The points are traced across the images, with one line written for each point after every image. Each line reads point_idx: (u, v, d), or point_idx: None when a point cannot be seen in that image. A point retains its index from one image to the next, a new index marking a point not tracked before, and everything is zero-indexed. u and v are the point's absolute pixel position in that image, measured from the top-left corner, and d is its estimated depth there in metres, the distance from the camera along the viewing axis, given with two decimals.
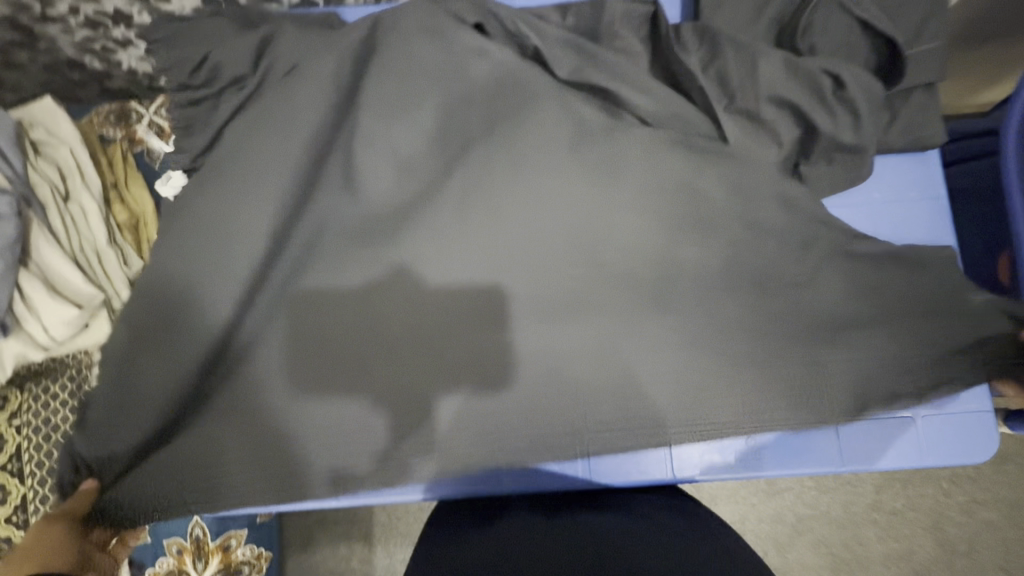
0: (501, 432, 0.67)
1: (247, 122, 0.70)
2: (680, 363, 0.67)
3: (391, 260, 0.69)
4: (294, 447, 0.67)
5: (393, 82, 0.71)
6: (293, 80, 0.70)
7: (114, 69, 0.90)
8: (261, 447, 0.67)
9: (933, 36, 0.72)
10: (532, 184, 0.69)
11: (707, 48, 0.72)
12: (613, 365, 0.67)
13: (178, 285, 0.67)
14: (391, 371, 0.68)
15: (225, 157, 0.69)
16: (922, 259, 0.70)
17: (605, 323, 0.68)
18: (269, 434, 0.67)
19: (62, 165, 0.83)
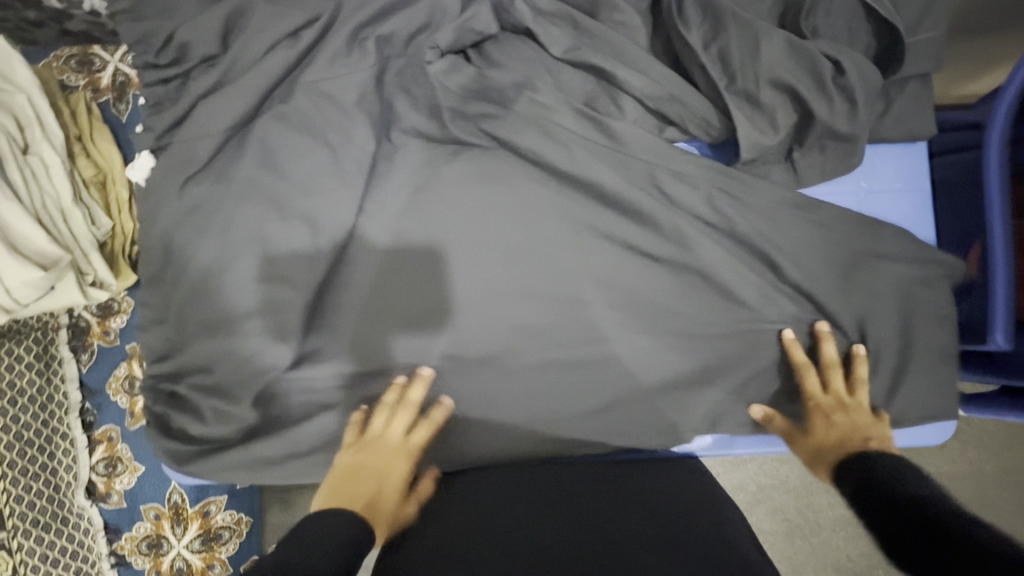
0: (474, 381, 0.72)
1: (231, 80, 0.67)
2: (647, 320, 0.73)
3: (374, 218, 0.71)
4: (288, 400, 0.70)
5: (387, 45, 0.68)
6: (278, 35, 0.66)
7: (72, 9, 0.81)
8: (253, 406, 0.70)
9: (932, 25, 0.71)
10: (500, 146, 0.72)
11: (708, 25, 0.71)
12: (579, 317, 0.73)
13: (178, 246, 0.68)
14: (375, 321, 0.71)
15: (212, 118, 0.67)
16: (885, 244, 0.74)
17: (578, 306, 0.73)
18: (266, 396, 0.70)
19: (18, 114, 0.76)
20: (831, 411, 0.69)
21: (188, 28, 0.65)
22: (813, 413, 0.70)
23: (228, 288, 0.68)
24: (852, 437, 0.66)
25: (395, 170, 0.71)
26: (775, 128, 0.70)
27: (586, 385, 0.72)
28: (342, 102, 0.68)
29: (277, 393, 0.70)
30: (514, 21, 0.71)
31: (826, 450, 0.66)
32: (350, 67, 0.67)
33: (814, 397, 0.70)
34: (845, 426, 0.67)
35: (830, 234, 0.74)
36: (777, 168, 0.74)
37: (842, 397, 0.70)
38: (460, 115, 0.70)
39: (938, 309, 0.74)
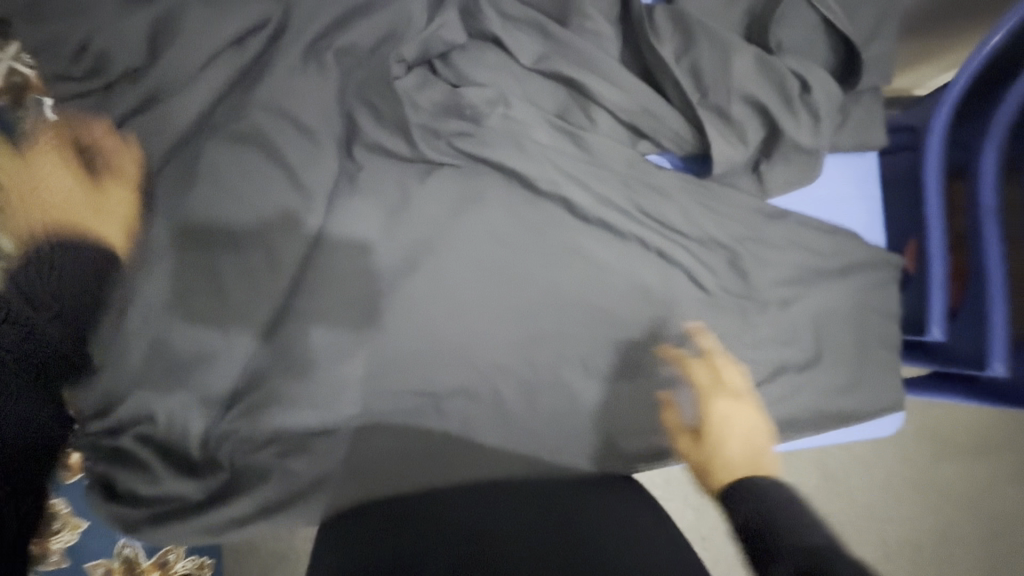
0: (450, 409, 0.70)
1: (171, 96, 0.60)
2: (625, 335, 0.73)
3: (337, 244, 0.66)
4: (251, 448, 0.65)
5: (348, 54, 0.64)
6: (222, 41, 0.60)
7: None
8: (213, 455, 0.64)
9: (885, 38, 0.74)
10: (467, 165, 0.69)
11: (680, 37, 0.70)
12: (553, 335, 0.72)
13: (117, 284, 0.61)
14: (345, 353, 0.67)
15: (150, 137, 0.60)
16: (845, 251, 0.78)
17: (551, 330, 0.72)
18: (227, 444, 0.64)
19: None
20: (725, 411, 0.63)
21: (112, 38, 0.58)
22: (708, 411, 0.64)
23: (183, 326, 0.63)
24: (746, 446, 0.60)
25: (358, 191, 0.67)
26: (743, 141, 0.71)
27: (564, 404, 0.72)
28: (291, 115, 0.62)
29: (242, 442, 0.65)
30: (481, 27, 0.67)
31: (708, 463, 0.61)
32: (304, 77, 0.62)
33: (707, 394, 0.65)
34: (738, 434, 0.61)
35: (790, 241, 0.77)
36: (744, 179, 0.75)
37: (741, 400, 0.65)
38: (428, 130, 0.66)
39: (886, 310, 0.79)
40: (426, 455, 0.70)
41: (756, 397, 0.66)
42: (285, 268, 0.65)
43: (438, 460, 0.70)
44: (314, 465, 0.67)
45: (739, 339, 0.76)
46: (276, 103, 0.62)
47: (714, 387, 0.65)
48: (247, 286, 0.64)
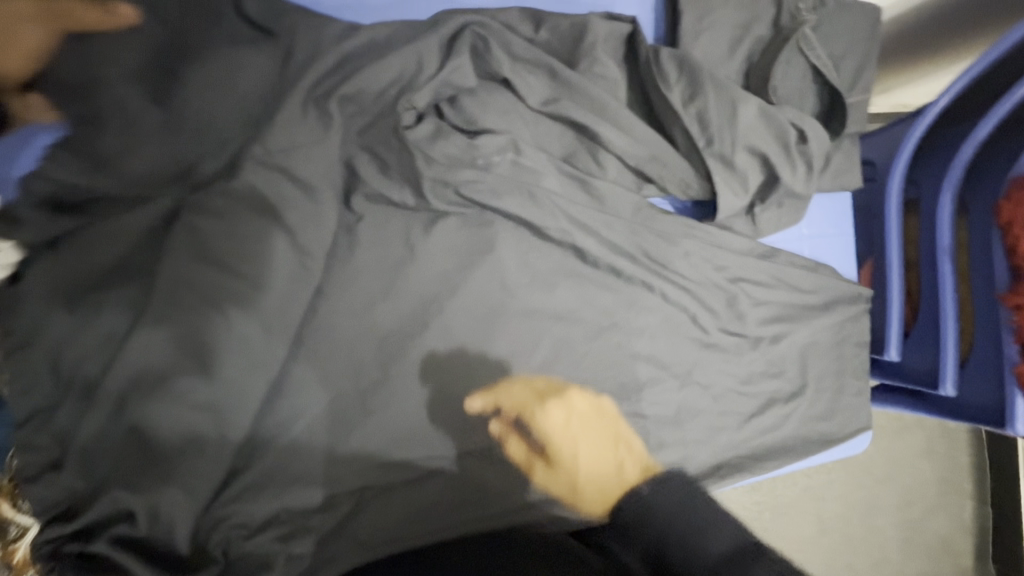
0: (466, 472, 0.66)
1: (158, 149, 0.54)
2: (635, 380, 0.73)
3: (341, 301, 0.62)
4: (249, 536, 0.58)
5: (348, 98, 0.58)
6: (215, 91, 0.54)
7: None
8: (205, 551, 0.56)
9: (865, 88, 0.78)
10: (473, 213, 0.66)
11: (686, 82, 0.69)
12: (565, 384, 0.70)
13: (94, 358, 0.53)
14: (351, 419, 0.62)
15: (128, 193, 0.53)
16: (825, 286, 0.83)
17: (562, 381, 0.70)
18: (219, 538, 0.57)
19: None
20: (554, 432, 0.59)
21: (97, 84, 0.52)
22: (546, 435, 0.59)
23: (160, 411, 0.54)
24: (600, 465, 0.57)
25: (365, 246, 0.63)
26: (743, 188, 0.72)
27: None
28: (291, 168, 0.56)
29: (236, 534, 0.58)
30: (489, 68, 0.63)
31: (569, 484, 0.59)
32: (303, 127, 0.56)
33: (529, 414, 0.61)
34: (588, 461, 0.57)
35: (780, 279, 0.80)
36: (741, 220, 0.76)
37: (571, 430, 0.59)
38: (434, 180, 0.61)
39: (858, 339, 0.85)
40: (444, 521, 0.64)
41: (603, 399, 0.63)
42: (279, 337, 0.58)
43: (455, 522, 0.65)
44: (315, 551, 0.61)
45: (733, 374, 0.79)
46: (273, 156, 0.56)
47: (539, 403, 0.61)
48: (236, 357, 0.55)
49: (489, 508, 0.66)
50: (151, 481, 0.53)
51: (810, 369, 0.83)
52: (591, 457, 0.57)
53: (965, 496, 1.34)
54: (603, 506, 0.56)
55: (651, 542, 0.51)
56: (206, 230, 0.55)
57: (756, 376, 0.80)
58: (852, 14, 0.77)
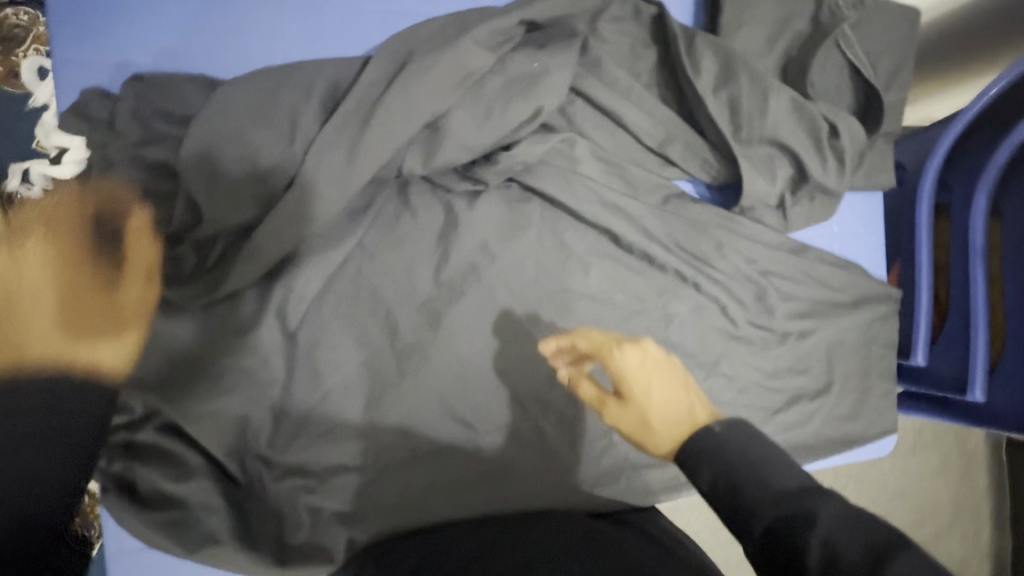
0: (490, 448, 0.67)
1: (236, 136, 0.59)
2: None
3: (376, 268, 0.64)
4: (281, 491, 0.60)
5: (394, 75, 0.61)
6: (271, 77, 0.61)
7: None
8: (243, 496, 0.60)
9: (901, 88, 0.78)
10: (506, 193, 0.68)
11: (721, 72, 0.70)
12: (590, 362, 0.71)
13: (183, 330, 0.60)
14: (383, 388, 0.63)
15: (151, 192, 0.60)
16: (853, 284, 0.82)
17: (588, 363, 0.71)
18: (257, 487, 0.60)
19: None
20: (630, 371, 0.55)
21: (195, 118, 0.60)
22: (619, 372, 0.55)
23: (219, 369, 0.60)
24: (670, 402, 0.52)
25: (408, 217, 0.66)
26: (774, 181, 0.73)
27: (603, 436, 0.71)
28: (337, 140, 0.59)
29: (269, 487, 0.60)
30: (530, 49, 0.65)
31: (638, 425, 0.53)
32: (355, 101, 0.60)
33: (605, 351, 0.57)
34: (658, 397, 0.53)
35: (810, 275, 0.80)
36: (770, 212, 0.77)
37: (643, 374, 0.54)
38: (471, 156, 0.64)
39: (885, 342, 0.85)
40: (464, 495, 0.65)
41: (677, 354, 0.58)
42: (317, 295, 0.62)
43: (474, 498, 0.66)
44: (342, 517, 0.62)
45: (759, 369, 0.79)
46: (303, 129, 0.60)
47: (617, 341, 0.57)
48: (287, 314, 0.61)
49: (509, 486, 0.67)
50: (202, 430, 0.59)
51: (834, 367, 0.82)
52: (661, 395, 0.53)
53: (985, 514, 1.31)
54: (673, 442, 0.50)
55: (715, 466, 0.47)
56: (266, 204, 0.60)
57: (782, 372, 0.80)
58: (891, 13, 0.77)
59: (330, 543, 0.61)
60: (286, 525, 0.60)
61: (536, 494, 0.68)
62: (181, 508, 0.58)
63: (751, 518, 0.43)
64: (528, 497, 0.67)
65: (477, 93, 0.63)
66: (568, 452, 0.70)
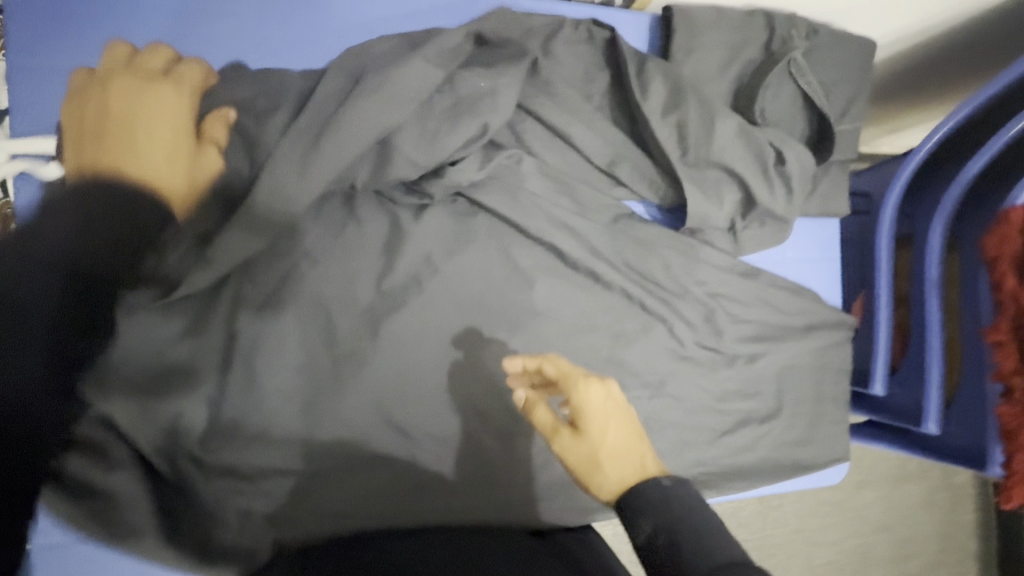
0: (426, 458, 0.67)
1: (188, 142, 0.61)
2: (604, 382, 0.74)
3: (318, 275, 0.65)
4: (210, 492, 0.61)
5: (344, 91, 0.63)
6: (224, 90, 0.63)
7: None
8: (171, 495, 0.61)
9: (855, 117, 0.79)
10: (453, 208, 0.70)
11: (671, 96, 0.71)
12: None
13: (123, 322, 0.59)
14: (320, 394, 0.64)
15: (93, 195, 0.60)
16: (805, 309, 0.83)
17: None
18: (186, 488, 0.60)
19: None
20: (591, 414, 0.51)
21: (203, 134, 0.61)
22: (579, 406, 0.51)
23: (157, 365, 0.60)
24: (626, 449, 0.51)
25: (354, 227, 0.66)
26: (722, 204, 0.74)
27: (541, 452, 0.71)
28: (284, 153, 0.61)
29: (199, 488, 0.60)
30: (478, 69, 0.67)
31: (585, 468, 0.51)
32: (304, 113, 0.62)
33: (570, 382, 0.53)
34: (616, 443, 0.51)
35: (761, 299, 0.80)
36: (720, 236, 0.78)
37: (602, 419, 0.51)
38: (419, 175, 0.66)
39: (837, 368, 0.85)
40: (397, 504, 0.66)
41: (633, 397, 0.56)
42: (260, 298, 0.63)
43: (407, 508, 0.66)
44: (273, 520, 0.62)
45: (708, 390, 0.79)
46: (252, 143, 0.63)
47: (584, 375, 0.53)
48: (227, 317, 0.62)
49: (443, 497, 0.67)
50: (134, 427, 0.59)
51: (785, 393, 0.82)
52: (620, 440, 0.51)
53: (956, 549, 1.29)
54: (619, 489, 0.49)
55: (658, 521, 0.47)
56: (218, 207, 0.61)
57: (730, 395, 0.80)
58: (846, 44, 0.78)
59: (257, 544, 0.62)
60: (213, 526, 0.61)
61: (471, 506, 0.68)
62: (111, 499, 0.59)
63: (686, 573, 0.45)
64: (462, 508, 0.68)
65: (425, 108, 0.65)
66: (505, 466, 0.70)
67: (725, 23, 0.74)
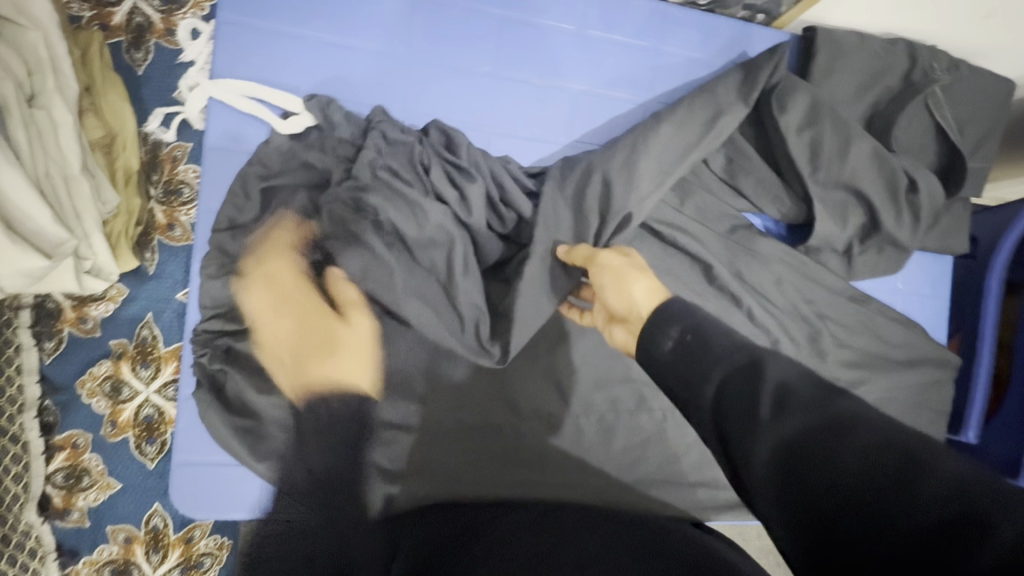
0: (528, 435, 0.69)
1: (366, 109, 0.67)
2: None
3: None
4: (332, 437, 0.64)
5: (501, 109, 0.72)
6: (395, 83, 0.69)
7: None
8: (292, 438, 0.63)
9: (986, 155, 0.78)
10: None
11: (810, 115, 0.72)
12: (638, 370, 0.73)
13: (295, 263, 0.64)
14: (440, 360, 0.67)
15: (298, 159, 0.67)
16: (912, 342, 0.81)
17: (635, 371, 0.73)
18: (308, 430, 0.63)
19: (28, 56, 0.59)
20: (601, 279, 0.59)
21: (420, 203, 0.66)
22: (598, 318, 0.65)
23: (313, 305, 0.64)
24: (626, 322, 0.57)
25: (490, 212, 0.68)
26: (844, 227, 0.74)
27: (637, 445, 0.72)
28: (431, 160, 0.66)
29: (324, 429, 0.63)
30: None
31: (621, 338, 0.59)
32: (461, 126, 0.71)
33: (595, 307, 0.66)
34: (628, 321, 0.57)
35: (868, 326, 0.80)
36: (836, 258, 0.78)
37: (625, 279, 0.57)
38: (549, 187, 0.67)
39: (937, 408, 0.83)
40: (496, 476, 0.67)
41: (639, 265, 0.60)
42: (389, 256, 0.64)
43: (505, 481, 0.68)
44: (385, 473, 0.65)
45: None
46: (402, 142, 0.67)
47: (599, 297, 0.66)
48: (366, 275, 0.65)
49: (539, 475, 0.69)
50: (278, 364, 0.63)
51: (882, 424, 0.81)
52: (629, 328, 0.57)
53: None
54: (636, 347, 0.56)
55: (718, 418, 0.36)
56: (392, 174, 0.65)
57: None
58: (985, 82, 0.78)
59: (367, 493, 0.64)
60: (331, 469, 0.64)
61: (566, 489, 0.69)
62: (253, 422, 0.62)
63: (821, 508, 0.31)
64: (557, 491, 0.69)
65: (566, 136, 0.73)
66: (603, 454, 0.71)
67: (867, 49, 0.75)
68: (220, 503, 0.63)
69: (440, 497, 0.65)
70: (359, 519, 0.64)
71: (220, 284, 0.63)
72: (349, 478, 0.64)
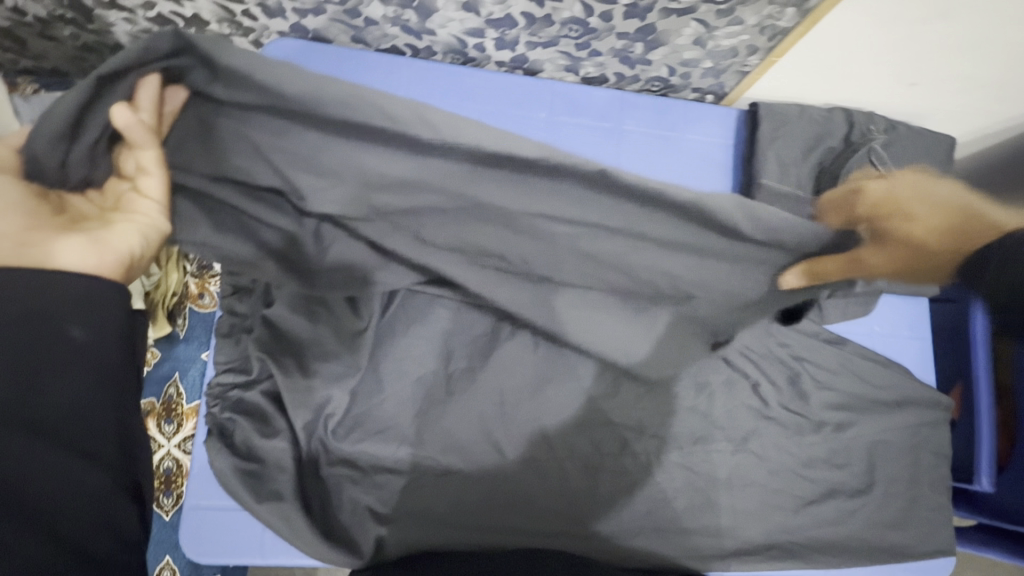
0: (515, 479, 0.73)
1: None
2: (687, 429, 0.77)
3: (441, 301, 0.75)
4: (329, 482, 0.69)
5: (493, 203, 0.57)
6: None
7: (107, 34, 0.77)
8: (292, 482, 0.68)
9: None
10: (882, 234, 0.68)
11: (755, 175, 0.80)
12: (619, 414, 0.76)
13: (293, 323, 0.69)
14: (429, 407, 0.73)
15: (248, 132, 0.55)
16: (895, 383, 0.83)
17: (618, 418, 0.76)
18: (307, 474, 0.69)
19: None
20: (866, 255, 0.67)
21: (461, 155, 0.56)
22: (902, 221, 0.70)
23: (313, 360, 0.69)
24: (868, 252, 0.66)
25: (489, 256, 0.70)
26: None
27: (625, 491, 0.74)
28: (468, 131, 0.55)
29: (321, 472, 0.69)
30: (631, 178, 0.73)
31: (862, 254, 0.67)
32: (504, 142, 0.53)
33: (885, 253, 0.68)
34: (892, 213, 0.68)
35: (846, 368, 0.82)
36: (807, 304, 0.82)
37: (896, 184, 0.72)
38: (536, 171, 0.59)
39: (936, 450, 0.82)
40: (486, 518, 0.70)
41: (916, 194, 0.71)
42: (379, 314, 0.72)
43: (494, 523, 0.70)
44: (377, 516, 0.69)
45: (793, 454, 0.79)
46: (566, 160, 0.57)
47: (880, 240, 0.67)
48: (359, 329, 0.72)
49: (526, 518, 0.71)
50: (279, 414, 0.70)
51: (880, 469, 0.80)
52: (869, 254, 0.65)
53: None
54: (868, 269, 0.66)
55: None
56: None
57: (819, 463, 0.79)
58: (926, 139, 0.85)
59: (358, 537, 0.68)
60: (328, 512, 0.68)
61: (551, 535, 0.71)
62: (258, 465, 0.68)
63: None
64: (542, 537, 0.71)
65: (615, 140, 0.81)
66: (591, 500, 0.73)
67: (806, 118, 0.84)
68: (228, 545, 0.69)
69: (430, 540, 0.68)
70: (354, 565, 0.67)
71: (231, 342, 0.71)
72: (345, 520, 0.68)
